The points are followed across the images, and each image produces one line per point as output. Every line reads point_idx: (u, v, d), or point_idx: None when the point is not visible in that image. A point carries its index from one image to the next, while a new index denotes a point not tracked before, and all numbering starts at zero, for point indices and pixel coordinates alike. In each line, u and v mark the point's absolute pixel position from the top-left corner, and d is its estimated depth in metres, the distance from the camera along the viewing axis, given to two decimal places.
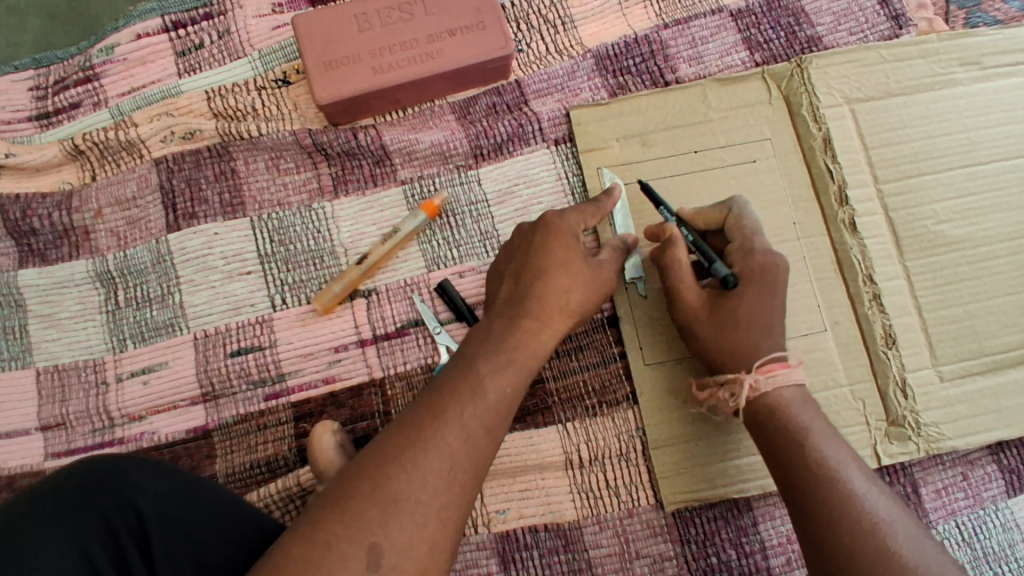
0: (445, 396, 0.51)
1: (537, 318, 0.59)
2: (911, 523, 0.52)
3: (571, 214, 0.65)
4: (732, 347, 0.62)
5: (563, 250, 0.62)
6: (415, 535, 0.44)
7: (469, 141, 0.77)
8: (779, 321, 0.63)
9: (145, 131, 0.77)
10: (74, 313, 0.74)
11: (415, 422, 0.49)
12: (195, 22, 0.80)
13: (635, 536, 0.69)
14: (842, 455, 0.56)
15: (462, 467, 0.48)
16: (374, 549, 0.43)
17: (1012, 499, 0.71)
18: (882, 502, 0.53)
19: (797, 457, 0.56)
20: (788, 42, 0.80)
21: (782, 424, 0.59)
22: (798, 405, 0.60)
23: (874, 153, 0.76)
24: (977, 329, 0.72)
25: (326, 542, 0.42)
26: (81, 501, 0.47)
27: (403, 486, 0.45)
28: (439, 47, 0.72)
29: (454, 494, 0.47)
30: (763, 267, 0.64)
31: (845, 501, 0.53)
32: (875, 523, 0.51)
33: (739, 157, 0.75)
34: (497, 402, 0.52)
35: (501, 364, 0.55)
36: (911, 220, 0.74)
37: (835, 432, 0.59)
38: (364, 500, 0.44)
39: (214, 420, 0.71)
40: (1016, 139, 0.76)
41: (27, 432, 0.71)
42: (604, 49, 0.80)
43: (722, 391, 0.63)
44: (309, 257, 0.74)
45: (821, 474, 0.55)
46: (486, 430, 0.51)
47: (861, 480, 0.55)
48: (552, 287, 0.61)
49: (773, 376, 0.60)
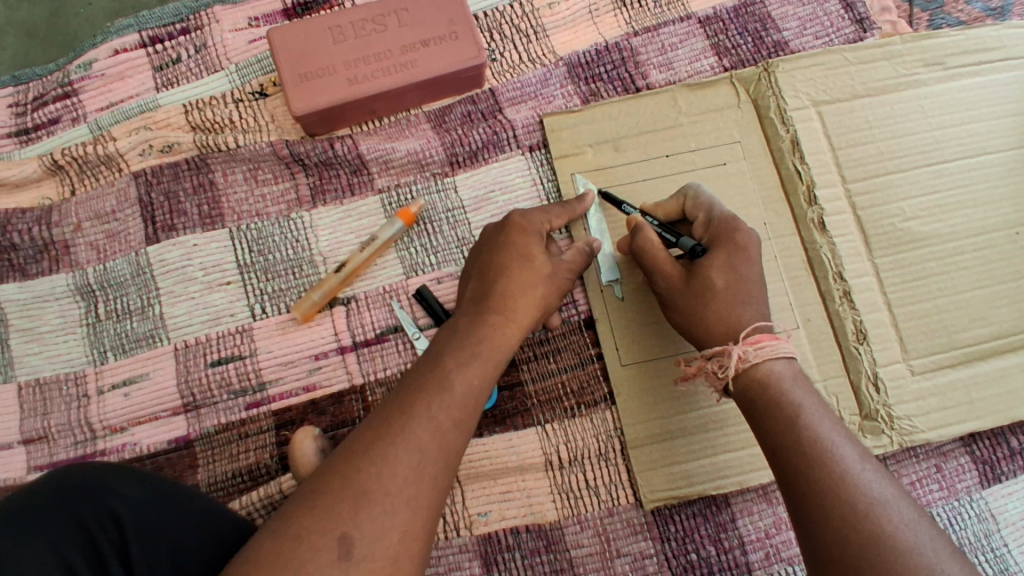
0: (412, 392, 0.52)
1: (500, 312, 0.60)
2: (907, 502, 0.49)
3: (534, 213, 0.67)
4: (716, 317, 0.62)
5: (525, 245, 0.63)
6: (386, 523, 0.45)
7: (445, 149, 0.78)
8: (756, 286, 0.63)
9: (123, 145, 0.78)
10: (55, 327, 0.74)
11: (383, 421, 0.50)
12: (172, 37, 0.82)
13: (616, 535, 0.69)
14: (836, 435, 0.54)
15: (432, 458, 0.49)
16: (345, 540, 0.43)
17: (986, 489, 0.72)
18: (877, 481, 0.50)
19: (790, 437, 0.54)
20: (755, 47, 0.82)
21: (774, 402, 0.57)
22: (790, 381, 0.58)
23: (841, 153, 0.77)
24: (947, 323, 0.73)
25: (297, 536, 0.43)
26: (60, 507, 0.47)
27: (373, 479, 0.46)
28: (413, 58, 0.73)
29: (425, 484, 0.48)
30: (730, 231, 0.65)
31: (838, 480, 0.50)
32: (870, 503, 0.49)
33: (710, 160, 0.77)
34: (464, 395, 0.53)
35: (467, 358, 0.56)
36: (879, 218, 0.76)
37: (829, 410, 0.57)
38: (334, 494, 0.45)
39: (195, 430, 0.71)
40: (980, 136, 0.78)
41: (8, 446, 0.71)
42: (576, 57, 0.81)
43: (710, 364, 0.61)
44: (288, 266, 0.75)
45: (814, 454, 0.53)
46: (455, 422, 0.51)
47: (856, 459, 0.52)
48: (514, 282, 0.61)
49: (761, 348, 0.59)
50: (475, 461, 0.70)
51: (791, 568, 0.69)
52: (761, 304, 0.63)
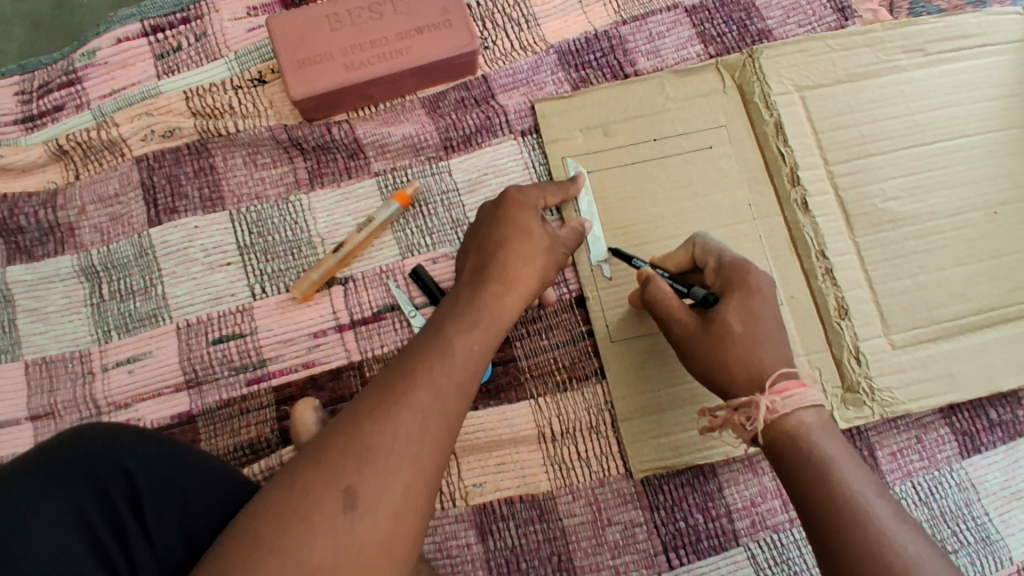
0: (415, 357, 0.54)
1: (502, 281, 0.62)
2: (943, 560, 0.48)
3: (531, 191, 0.70)
4: (735, 360, 0.60)
5: (523, 218, 0.66)
6: (389, 479, 0.46)
7: (439, 134, 0.80)
8: (776, 330, 0.62)
9: (126, 130, 0.80)
10: (60, 307, 0.76)
11: (387, 381, 0.51)
12: (173, 26, 0.84)
13: (607, 505, 0.72)
14: (869, 488, 0.53)
15: (435, 418, 0.50)
16: (349, 495, 0.45)
17: (966, 460, 0.74)
18: (912, 540, 0.49)
19: (820, 491, 0.53)
20: (740, 35, 0.84)
21: (803, 454, 0.55)
22: (819, 429, 0.56)
23: (824, 136, 0.80)
24: (926, 299, 0.76)
25: (304, 488, 0.45)
26: (75, 463, 0.50)
27: (376, 437, 0.48)
28: (408, 44, 0.76)
29: (429, 442, 0.49)
30: (742, 273, 0.64)
31: (870, 540, 0.49)
32: (904, 564, 0.47)
33: (696, 144, 0.79)
34: (466, 361, 0.55)
35: (469, 326, 0.57)
36: (861, 199, 0.78)
37: (861, 463, 0.55)
38: (338, 451, 0.47)
39: (197, 406, 0.73)
40: (958, 120, 0.80)
41: (16, 423, 0.73)
42: (566, 45, 0.84)
43: (737, 416, 0.60)
44: (287, 247, 0.77)
45: (846, 510, 0.51)
46: (456, 386, 0.53)
47: (890, 517, 0.51)
48: (514, 253, 0.63)
49: (789, 396, 0.57)
50: (470, 433, 0.73)
51: (777, 535, 0.71)
52: (780, 345, 0.61)
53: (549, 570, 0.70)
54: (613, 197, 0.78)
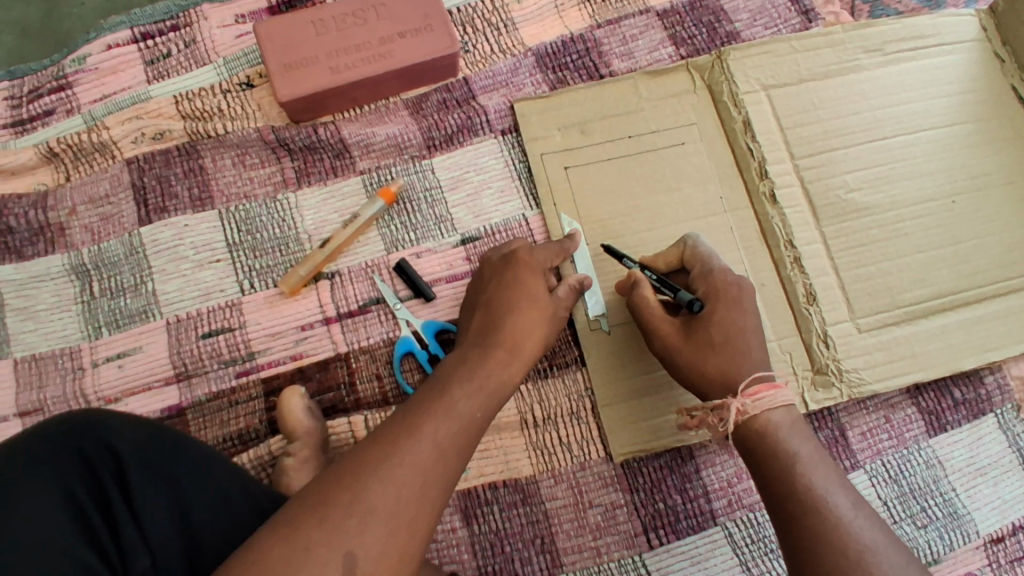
0: (419, 414, 0.51)
1: (508, 349, 0.61)
2: (899, 548, 0.51)
3: (539, 250, 0.70)
4: (715, 367, 0.62)
5: (530, 284, 0.66)
6: (387, 545, 0.44)
7: (422, 134, 0.83)
8: (755, 337, 0.64)
9: (117, 133, 0.82)
10: (50, 305, 0.78)
11: (391, 436, 0.49)
12: (163, 33, 0.86)
13: (588, 488, 0.74)
14: (830, 481, 0.55)
15: (435, 481, 0.48)
16: (350, 558, 0.43)
17: (933, 438, 0.77)
18: (868, 528, 0.52)
19: (785, 483, 0.55)
20: (709, 38, 0.88)
21: (770, 452, 0.58)
22: (787, 429, 0.59)
23: (790, 132, 0.84)
24: (890, 284, 0.79)
25: (307, 547, 0.42)
26: (63, 445, 0.51)
27: (380, 497, 0.45)
28: (391, 48, 0.79)
29: (426, 506, 0.47)
30: (723, 284, 0.66)
31: (831, 529, 0.51)
32: (861, 550, 0.50)
33: (669, 141, 0.83)
34: (470, 423, 0.53)
35: (475, 388, 0.56)
36: (826, 190, 0.82)
37: (825, 457, 0.58)
38: (342, 509, 0.44)
39: (187, 399, 0.75)
40: (916, 115, 0.85)
41: (5, 419, 0.74)
42: (543, 48, 0.87)
43: (712, 416, 0.62)
44: (275, 244, 0.79)
45: (809, 501, 0.54)
46: (458, 449, 0.51)
47: (849, 507, 0.53)
48: (522, 321, 0.64)
49: (758, 400, 0.60)
50: None
51: (753, 514, 0.73)
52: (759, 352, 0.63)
53: (533, 552, 0.72)
54: (590, 192, 0.81)
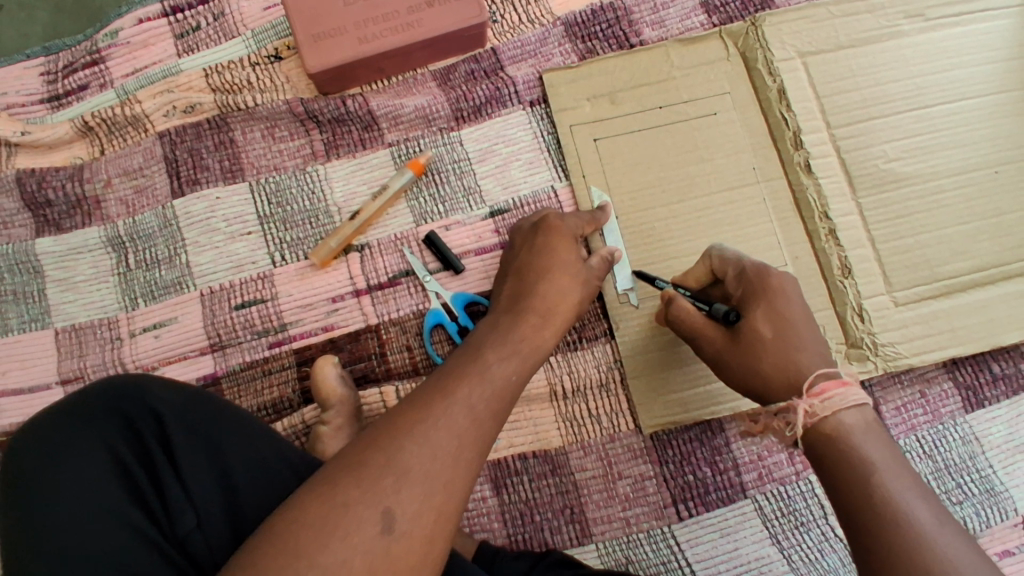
0: (451, 379, 0.52)
1: (539, 314, 0.60)
2: (989, 567, 0.45)
3: (570, 219, 0.70)
4: (773, 366, 0.61)
5: (561, 248, 0.66)
6: (424, 504, 0.44)
7: (450, 105, 0.82)
8: (805, 330, 0.62)
9: (149, 106, 0.82)
10: (89, 276, 0.79)
11: (425, 399, 0.49)
12: (191, 7, 0.86)
13: (617, 459, 0.74)
14: (910, 491, 0.50)
15: (469, 444, 0.48)
16: (387, 515, 0.43)
17: (969, 414, 0.76)
18: (954, 544, 0.46)
19: (859, 492, 0.51)
20: (743, 5, 0.86)
21: (841, 456, 0.53)
22: (862, 432, 0.55)
23: (826, 101, 0.81)
24: (929, 258, 0.77)
25: (342, 505, 0.43)
26: (106, 407, 0.52)
27: (415, 458, 0.45)
28: (419, 18, 0.78)
29: (461, 468, 0.47)
30: (763, 278, 0.65)
31: (909, 543, 0.47)
32: (944, 569, 0.45)
33: (701, 111, 0.81)
34: (502, 387, 0.53)
35: (507, 353, 0.56)
36: (863, 160, 0.80)
37: (907, 466, 0.52)
38: (378, 470, 0.45)
39: (222, 368, 0.76)
40: (959, 83, 0.82)
41: (49, 387, 0.76)
42: (572, 16, 0.86)
43: (777, 421, 0.59)
44: (305, 216, 0.80)
45: (885, 512, 0.49)
46: (491, 413, 0.51)
47: (932, 520, 0.48)
48: (553, 285, 0.63)
49: (830, 398, 0.56)
50: None
51: (783, 487, 0.73)
52: (801, 322, 0.62)
53: (562, 522, 0.73)
54: (620, 164, 0.80)
